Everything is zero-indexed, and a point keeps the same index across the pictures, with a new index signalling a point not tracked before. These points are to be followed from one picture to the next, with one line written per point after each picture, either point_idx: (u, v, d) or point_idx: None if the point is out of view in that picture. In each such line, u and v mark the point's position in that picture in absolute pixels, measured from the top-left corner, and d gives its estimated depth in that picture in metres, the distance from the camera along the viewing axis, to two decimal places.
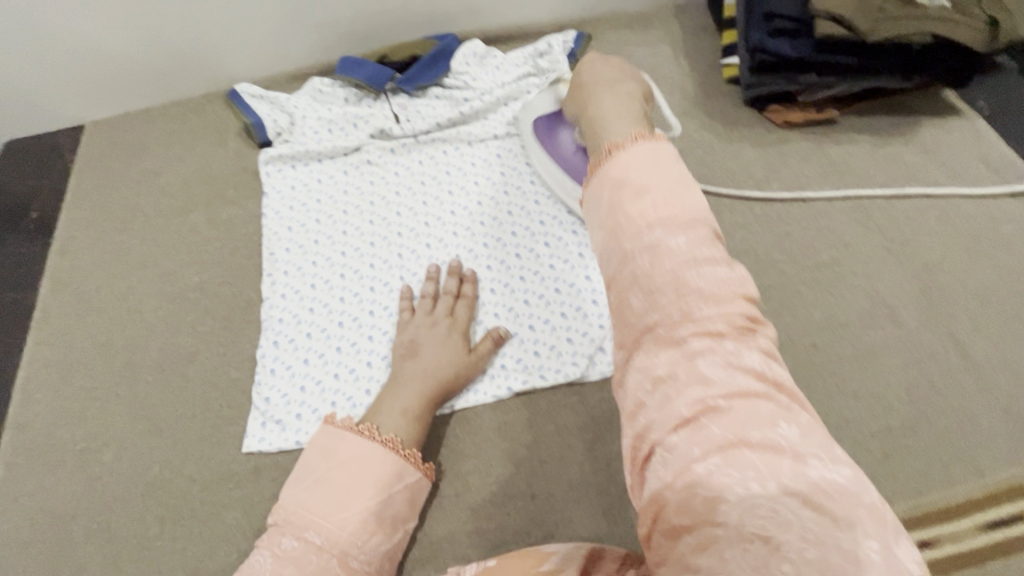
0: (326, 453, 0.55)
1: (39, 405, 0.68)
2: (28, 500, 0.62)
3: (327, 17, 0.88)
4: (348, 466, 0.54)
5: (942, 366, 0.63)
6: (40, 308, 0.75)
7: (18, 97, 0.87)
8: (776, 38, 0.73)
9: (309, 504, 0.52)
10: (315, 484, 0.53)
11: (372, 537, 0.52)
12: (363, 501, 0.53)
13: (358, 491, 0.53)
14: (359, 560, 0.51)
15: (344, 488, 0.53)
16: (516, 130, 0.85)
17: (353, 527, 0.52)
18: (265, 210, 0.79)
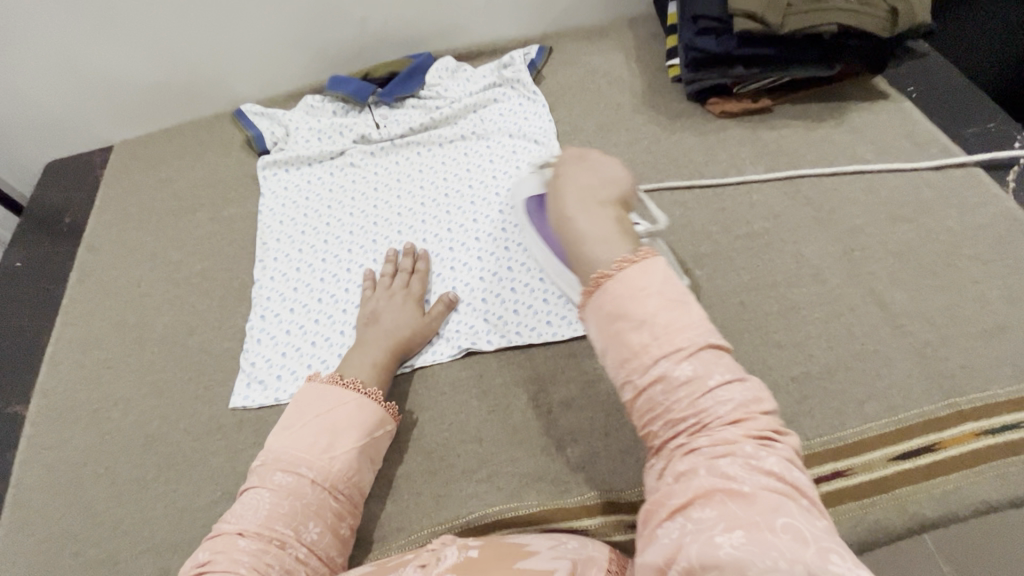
0: (315, 408, 0.60)
1: (62, 373, 0.78)
2: (47, 450, 0.71)
3: (318, 44, 1.01)
4: (336, 413, 0.60)
5: (860, 317, 0.68)
6: (68, 295, 0.86)
7: (61, 122, 1.02)
8: (703, 37, 0.82)
9: (298, 446, 0.57)
10: (305, 428, 0.58)
11: (357, 474, 0.59)
12: (349, 444, 0.59)
13: (345, 434, 0.59)
14: (347, 491, 0.58)
15: (332, 429, 0.59)
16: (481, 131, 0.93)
17: (342, 464, 0.58)
18: (261, 208, 0.91)
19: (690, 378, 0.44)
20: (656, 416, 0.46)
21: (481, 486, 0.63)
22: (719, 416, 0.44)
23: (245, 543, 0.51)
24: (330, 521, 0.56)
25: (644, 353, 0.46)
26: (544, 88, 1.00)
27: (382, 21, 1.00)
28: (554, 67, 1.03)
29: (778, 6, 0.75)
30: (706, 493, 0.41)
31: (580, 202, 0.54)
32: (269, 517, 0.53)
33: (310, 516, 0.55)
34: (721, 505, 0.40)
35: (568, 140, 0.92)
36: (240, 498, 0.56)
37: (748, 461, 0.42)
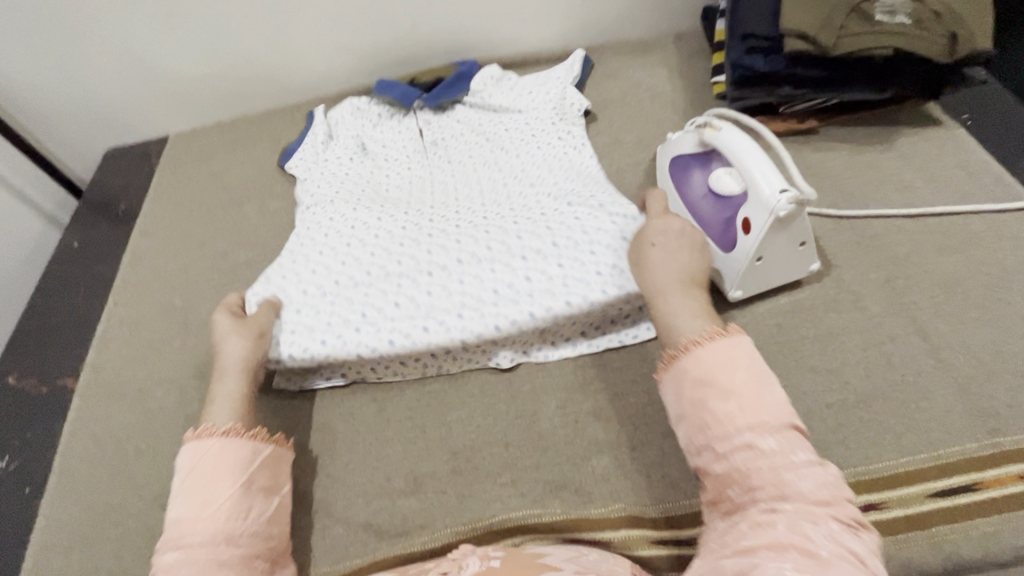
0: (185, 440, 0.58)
1: (111, 351, 0.82)
2: (94, 423, 0.75)
3: (369, 47, 1.04)
4: (239, 377, 0.63)
5: (900, 346, 0.67)
6: (121, 277, 0.91)
7: (123, 112, 1.08)
8: (751, 56, 0.82)
9: (217, 417, 0.60)
10: (220, 402, 0.61)
11: (249, 453, 0.58)
12: (228, 438, 0.58)
13: (254, 392, 0.63)
14: (274, 437, 0.62)
15: (240, 392, 0.62)
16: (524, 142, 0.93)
17: (259, 416, 0.61)
18: (298, 205, 0.91)
19: (760, 448, 0.45)
20: (732, 483, 0.46)
21: (505, 490, 0.63)
22: (795, 493, 0.43)
23: (170, 556, 0.51)
24: (244, 502, 0.55)
25: (726, 420, 0.47)
26: (586, 98, 1.01)
27: (430, 27, 1.03)
28: (597, 79, 1.03)
29: (832, 28, 0.75)
30: (777, 546, 0.41)
31: (671, 282, 0.59)
32: (177, 530, 0.52)
33: (210, 508, 0.53)
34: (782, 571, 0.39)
35: (608, 152, 0.93)
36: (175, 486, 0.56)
37: (834, 537, 0.41)
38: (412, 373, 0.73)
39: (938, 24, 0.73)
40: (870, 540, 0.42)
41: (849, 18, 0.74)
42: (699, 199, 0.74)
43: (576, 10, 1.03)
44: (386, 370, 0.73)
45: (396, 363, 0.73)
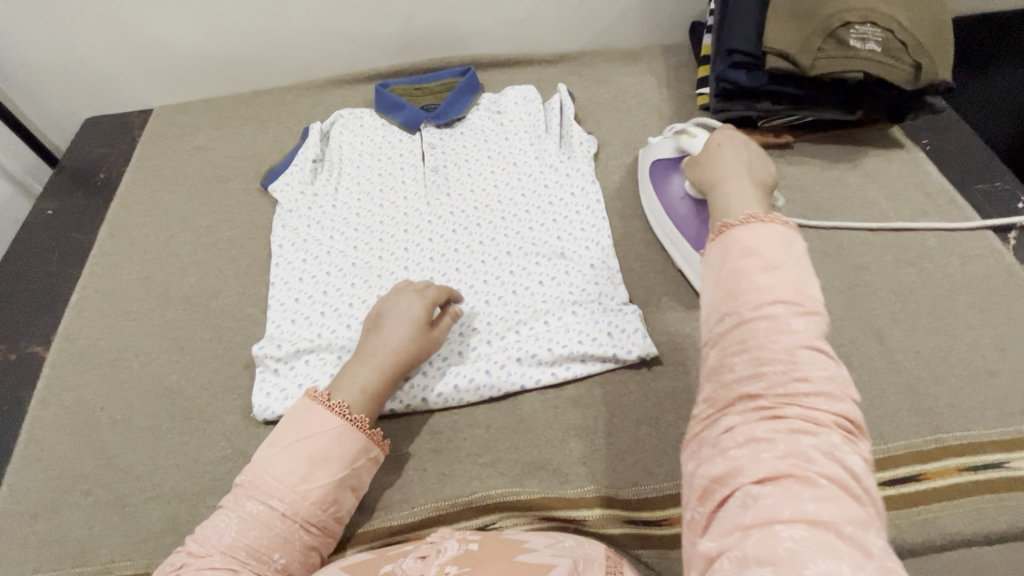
0: (310, 409, 0.61)
1: (86, 320, 0.80)
2: (65, 393, 0.73)
3: (366, 34, 1.05)
4: (315, 441, 0.59)
5: (858, 348, 0.72)
6: (98, 246, 0.89)
7: (106, 80, 1.06)
8: (735, 70, 0.86)
9: (274, 473, 0.57)
10: (285, 455, 0.58)
11: (356, 454, 0.60)
12: (336, 424, 0.60)
13: (322, 465, 0.58)
14: (319, 523, 0.58)
15: (308, 460, 0.58)
16: (519, 165, 0.93)
17: (314, 498, 0.57)
18: (283, 228, 0.88)
19: (792, 360, 0.41)
20: (746, 353, 0.43)
21: (485, 469, 0.65)
22: (810, 402, 0.40)
23: (253, 505, 0.56)
24: (330, 495, 0.58)
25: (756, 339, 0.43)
26: (576, 101, 1.04)
27: (427, 19, 1.04)
28: (587, 83, 1.07)
29: (810, 50, 0.80)
30: (774, 469, 0.37)
31: (733, 171, 0.61)
32: (267, 483, 0.56)
33: (303, 486, 0.57)
34: (777, 481, 0.37)
35: (596, 154, 0.96)
36: (213, 516, 0.56)
37: (838, 446, 0.38)
38: (400, 406, 0.68)
39: (905, 54, 0.79)
40: (864, 450, 0.40)
41: (826, 41, 0.79)
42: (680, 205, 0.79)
43: (571, 14, 1.06)
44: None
45: None
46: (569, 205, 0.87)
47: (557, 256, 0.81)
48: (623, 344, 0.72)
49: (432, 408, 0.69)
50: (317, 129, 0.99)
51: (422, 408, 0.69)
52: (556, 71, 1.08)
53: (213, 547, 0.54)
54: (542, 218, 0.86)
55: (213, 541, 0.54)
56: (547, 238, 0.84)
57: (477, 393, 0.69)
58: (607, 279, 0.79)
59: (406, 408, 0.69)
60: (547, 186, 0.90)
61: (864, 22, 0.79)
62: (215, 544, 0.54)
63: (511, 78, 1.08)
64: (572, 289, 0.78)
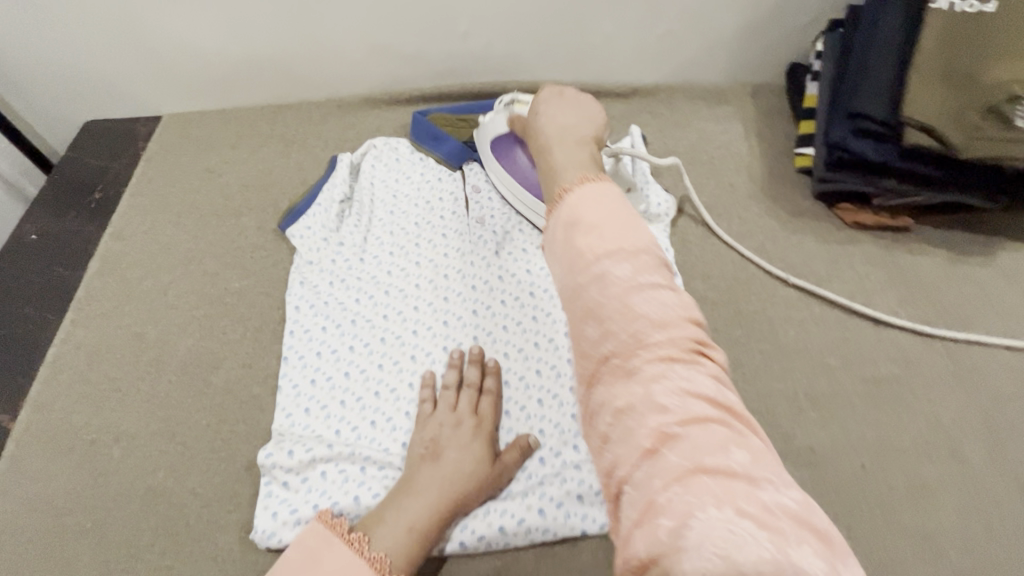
0: (327, 540, 0.51)
1: (62, 385, 0.68)
2: (29, 483, 0.61)
3: (410, 52, 0.90)
4: None
5: (1002, 513, 0.58)
6: (85, 287, 0.76)
7: (110, 83, 0.92)
8: (860, 138, 0.71)
9: None
10: None
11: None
12: (358, 567, 0.50)
13: None
14: None
15: None
16: None
17: None
18: (301, 284, 0.74)
19: (642, 287, 0.45)
20: (624, 376, 0.43)
21: None
22: (666, 381, 0.41)
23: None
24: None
25: (638, 309, 0.44)
26: (649, 148, 0.89)
27: (485, 40, 0.90)
28: (662, 126, 0.92)
29: (963, 124, 0.65)
30: (677, 472, 0.38)
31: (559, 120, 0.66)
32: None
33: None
34: (658, 455, 0.39)
35: (674, 219, 0.82)
36: None
37: (681, 384, 0.41)
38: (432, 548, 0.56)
39: None
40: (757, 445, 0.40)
41: (985, 117, 0.64)
42: (529, 172, 0.78)
43: (652, 46, 0.91)
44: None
45: None
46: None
47: None
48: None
49: (472, 552, 0.57)
50: (345, 162, 0.85)
51: (459, 553, 0.56)
52: (626, 110, 0.94)
53: None
54: None
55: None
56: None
57: (527, 537, 0.57)
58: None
59: (440, 551, 0.56)
60: None
61: None
62: None
63: None
64: None
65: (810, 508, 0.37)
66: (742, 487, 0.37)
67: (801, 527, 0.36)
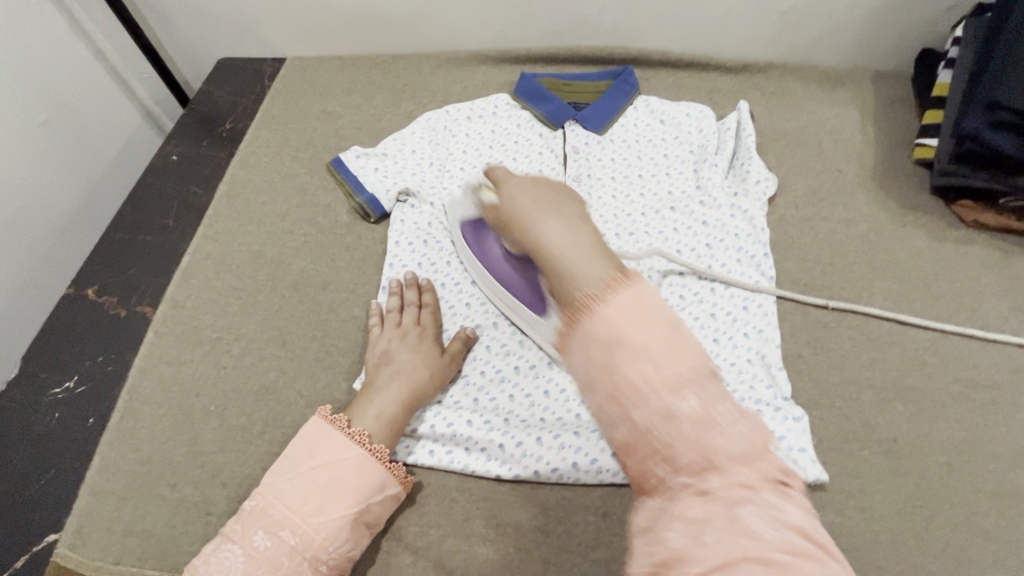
0: (325, 432, 0.58)
1: (193, 289, 0.76)
2: (166, 367, 0.70)
3: (524, 11, 0.92)
4: (323, 471, 0.56)
5: None
6: (213, 207, 0.84)
7: (244, 23, 1.00)
8: (996, 132, 0.67)
9: (285, 499, 0.55)
10: (297, 479, 0.56)
11: (375, 487, 0.57)
12: (351, 451, 0.57)
13: (336, 497, 0.55)
14: (360, 467, 0.57)
15: (322, 488, 0.55)
16: (674, 199, 0.79)
17: (349, 463, 0.57)
18: (399, 220, 0.79)
19: (640, 313, 0.45)
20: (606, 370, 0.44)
21: (595, 568, 0.57)
22: (687, 436, 0.42)
23: (261, 539, 0.53)
24: (335, 513, 0.55)
25: (642, 342, 0.43)
26: (754, 126, 0.87)
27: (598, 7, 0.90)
28: (772, 105, 0.89)
29: None
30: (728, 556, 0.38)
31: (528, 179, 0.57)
32: (280, 503, 0.54)
33: (317, 518, 0.54)
34: (681, 513, 0.41)
35: (772, 198, 0.80)
36: (223, 545, 0.53)
37: (767, 507, 0.40)
38: (508, 473, 0.61)
39: None
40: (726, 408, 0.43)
41: None
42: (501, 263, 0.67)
43: (771, 20, 0.88)
44: (483, 459, 0.62)
45: (495, 456, 0.62)
46: (731, 249, 0.74)
47: (705, 315, 0.69)
48: (781, 460, 0.59)
49: (544, 481, 0.61)
50: (352, 161, 0.85)
51: (532, 480, 0.61)
52: (735, 86, 0.92)
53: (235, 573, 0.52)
54: (695, 261, 0.73)
55: (211, 574, 0.52)
56: (696, 289, 0.71)
57: (597, 476, 0.60)
58: (761, 349, 0.66)
59: (515, 477, 0.61)
60: (706, 222, 0.76)
61: None
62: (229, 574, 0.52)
63: (679, 85, 0.93)
64: (720, 367, 0.65)
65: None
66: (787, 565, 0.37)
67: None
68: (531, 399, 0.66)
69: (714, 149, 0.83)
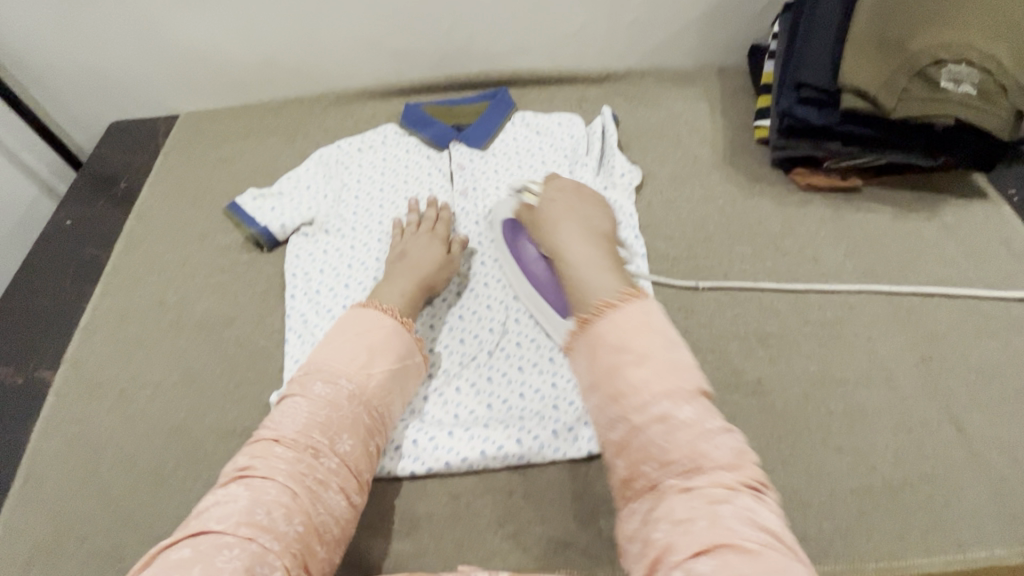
0: (364, 312, 0.66)
1: (94, 345, 0.77)
2: (70, 425, 0.70)
3: (401, 48, 1.00)
4: (363, 339, 0.63)
5: (932, 434, 0.63)
6: (112, 263, 0.85)
7: (131, 84, 1.02)
8: (805, 107, 0.78)
9: (333, 360, 0.62)
10: (344, 344, 0.63)
11: (406, 354, 0.65)
12: (388, 324, 0.65)
13: (377, 355, 0.63)
14: (382, 368, 0.63)
15: (368, 348, 0.63)
16: None
17: (385, 334, 0.65)
18: (300, 252, 0.83)
19: (638, 361, 0.49)
20: (615, 399, 0.49)
21: (505, 543, 0.61)
22: (682, 454, 0.46)
23: (320, 387, 0.60)
24: (379, 392, 0.62)
25: (648, 382, 0.48)
26: (620, 127, 0.97)
27: (466, 36, 0.98)
28: (634, 107, 0.99)
29: (893, 89, 0.72)
30: (704, 544, 0.42)
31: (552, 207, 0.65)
32: (328, 370, 0.61)
33: (364, 370, 0.61)
34: (720, 551, 0.41)
35: (639, 187, 0.89)
36: (278, 408, 0.59)
37: (746, 513, 0.43)
38: (422, 468, 0.65)
39: (1004, 98, 0.69)
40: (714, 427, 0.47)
41: (912, 81, 0.71)
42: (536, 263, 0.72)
43: (620, 33, 0.99)
44: (397, 459, 0.65)
45: (409, 453, 0.66)
46: None
47: None
48: None
49: (455, 472, 0.65)
50: (249, 202, 0.88)
51: (444, 471, 0.65)
52: (601, 93, 1.02)
53: (276, 464, 0.54)
54: None
55: (229, 501, 0.51)
56: None
57: (503, 461, 0.65)
58: None
59: (428, 470, 0.65)
60: None
61: (960, 60, 0.69)
62: (261, 483, 0.52)
63: (552, 98, 1.02)
64: None
65: None
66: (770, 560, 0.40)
67: None
68: (443, 398, 0.70)
69: (585, 152, 0.91)
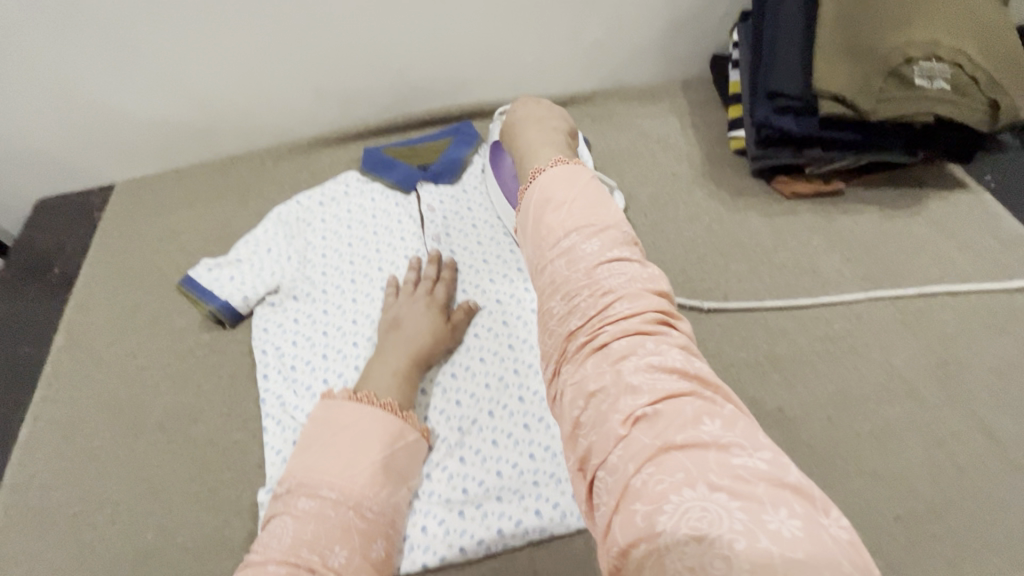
0: (337, 405, 0.60)
1: (37, 464, 0.67)
2: (14, 567, 0.60)
3: (353, 91, 0.94)
4: (347, 432, 0.58)
5: (964, 446, 0.61)
6: (51, 363, 0.75)
7: (54, 158, 0.93)
8: (782, 116, 0.76)
9: (316, 467, 0.55)
10: (323, 449, 0.57)
11: (396, 435, 0.60)
12: (373, 411, 0.60)
13: (364, 449, 0.57)
14: (375, 455, 0.57)
15: (350, 446, 0.57)
16: None
17: (367, 421, 0.59)
18: (268, 324, 0.75)
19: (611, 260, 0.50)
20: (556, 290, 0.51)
21: None
22: (635, 356, 0.44)
23: (304, 503, 0.53)
24: (375, 487, 0.56)
25: (603, 283, 0.49)
26: (592, 151, 0.93)
27: (421, 72, 0.94)
28: (603, 129, 0.96)
29: (869, 90, 0.70)
30: (651, 455, 0.38)
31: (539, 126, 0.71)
32: (312, 479, 0.55)
33: (351, 472, 0.55)
34: (660, 453, 0.38)
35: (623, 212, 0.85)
36: (262, 537, 0.52)
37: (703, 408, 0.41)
38: (435, 558, 0.58)
39: (979, 91, 0.68)
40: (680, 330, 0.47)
41: (888, 81, 0.69)
42: None
43: (580, 55, 0.96)
44: (407, 551, 0.58)
45: (419, 542, 0.59)
46: None
47: None
48: None
49: (473, 558, 0.58)
50: (205, 274, 0.79)
51: (461, 560, 0.58)
52: None
53: None
54: None
55: None
56: None
57: (525, 537, 0.58)
58: None
59: (442, 560, 0.58)
60: None
61: (930, 56, 0.68)
62: None
63: None
64: None
65: (782, 467, 0.37)
66: (715, 455, 0.37)
67: (777, 487, 0.35)
68: (448, 472, 0.64)
69: None
